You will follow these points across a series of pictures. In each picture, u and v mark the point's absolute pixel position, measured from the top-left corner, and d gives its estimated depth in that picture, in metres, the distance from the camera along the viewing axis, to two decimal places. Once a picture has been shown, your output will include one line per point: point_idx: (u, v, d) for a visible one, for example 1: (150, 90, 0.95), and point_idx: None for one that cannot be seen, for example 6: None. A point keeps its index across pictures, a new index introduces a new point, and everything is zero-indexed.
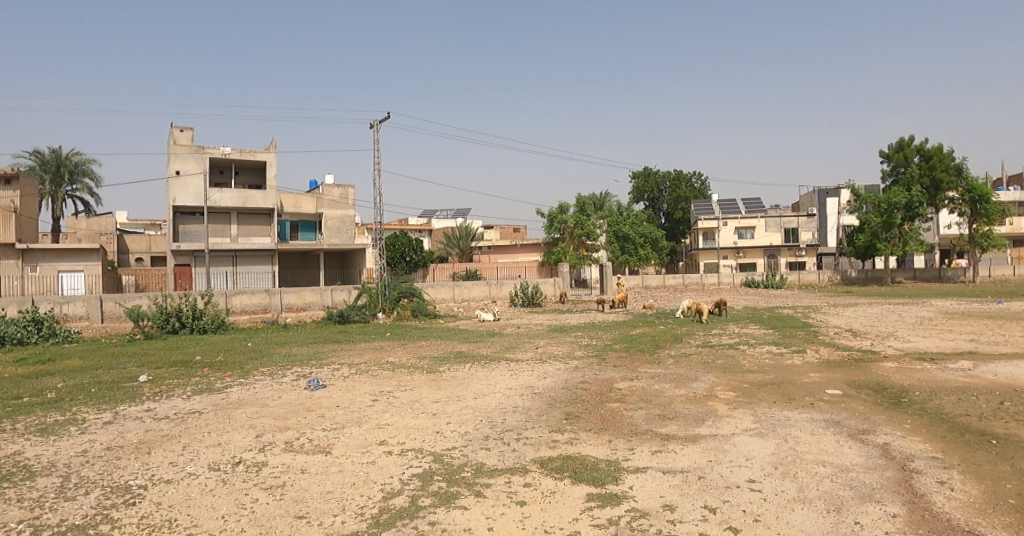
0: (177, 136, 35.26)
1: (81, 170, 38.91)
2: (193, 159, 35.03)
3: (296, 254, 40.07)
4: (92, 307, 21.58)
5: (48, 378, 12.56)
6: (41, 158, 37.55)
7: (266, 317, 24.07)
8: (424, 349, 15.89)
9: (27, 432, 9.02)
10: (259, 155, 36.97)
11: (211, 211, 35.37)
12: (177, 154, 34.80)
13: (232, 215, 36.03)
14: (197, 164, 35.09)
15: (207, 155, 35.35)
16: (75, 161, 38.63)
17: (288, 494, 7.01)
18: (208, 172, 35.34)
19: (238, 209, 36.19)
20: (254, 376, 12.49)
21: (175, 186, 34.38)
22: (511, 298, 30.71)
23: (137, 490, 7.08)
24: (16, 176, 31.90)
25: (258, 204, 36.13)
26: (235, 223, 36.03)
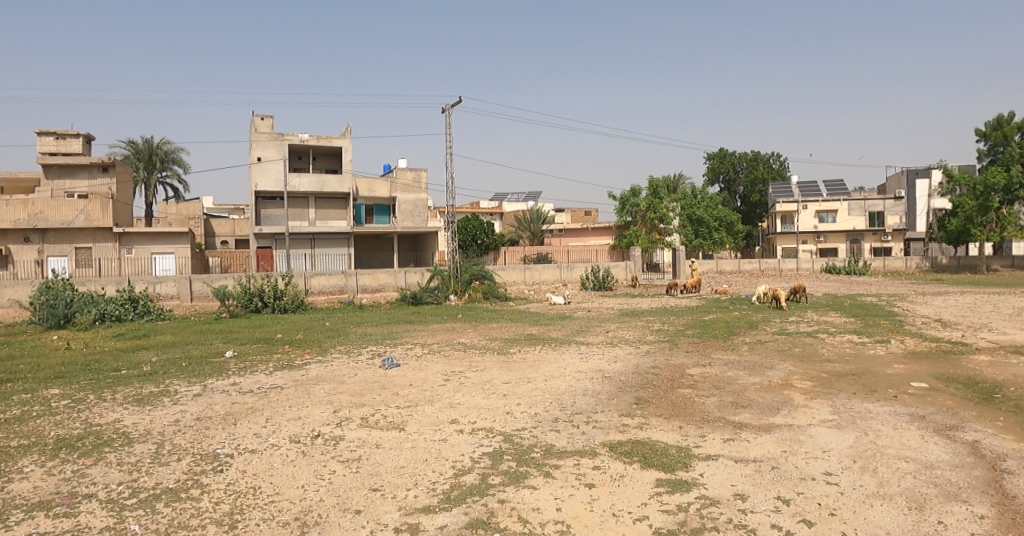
0: (258, 123, 36.74)
1: (171, 158, 41.18)
2: (274, 146, 36.47)
3: (371, 237, 41.16)
4: (182, 287, 22.99)
5: (144, 352, 13.48)
6: (135, 147, 39.95)
7: (342, 297, 24.92)
8: (495, 331, 16.09)
9: (125, 401, 9.69)
10: (336, 141, 38.16)
11: (290, 195, 36.76)
12: (258, 142, 36.32)
13: (310, 200, 37.26)
14: (276, 150, 36.51)
15: (287, 142, 36.71)
16: (165, 149, 40.89)
17: (363, 468, 7.29)
18: (287, 158, 36.73)
19: (316, 194, 37.40)
20: (332, 354, 13.00)
21: (257, 172, 35.95)
22: (582, 282, 30.38)
23: (224, 458, 7.53)
24: (113, 164, 34.19)
25: (334, 188, 37.25)
26: (312, 207, 37.30)
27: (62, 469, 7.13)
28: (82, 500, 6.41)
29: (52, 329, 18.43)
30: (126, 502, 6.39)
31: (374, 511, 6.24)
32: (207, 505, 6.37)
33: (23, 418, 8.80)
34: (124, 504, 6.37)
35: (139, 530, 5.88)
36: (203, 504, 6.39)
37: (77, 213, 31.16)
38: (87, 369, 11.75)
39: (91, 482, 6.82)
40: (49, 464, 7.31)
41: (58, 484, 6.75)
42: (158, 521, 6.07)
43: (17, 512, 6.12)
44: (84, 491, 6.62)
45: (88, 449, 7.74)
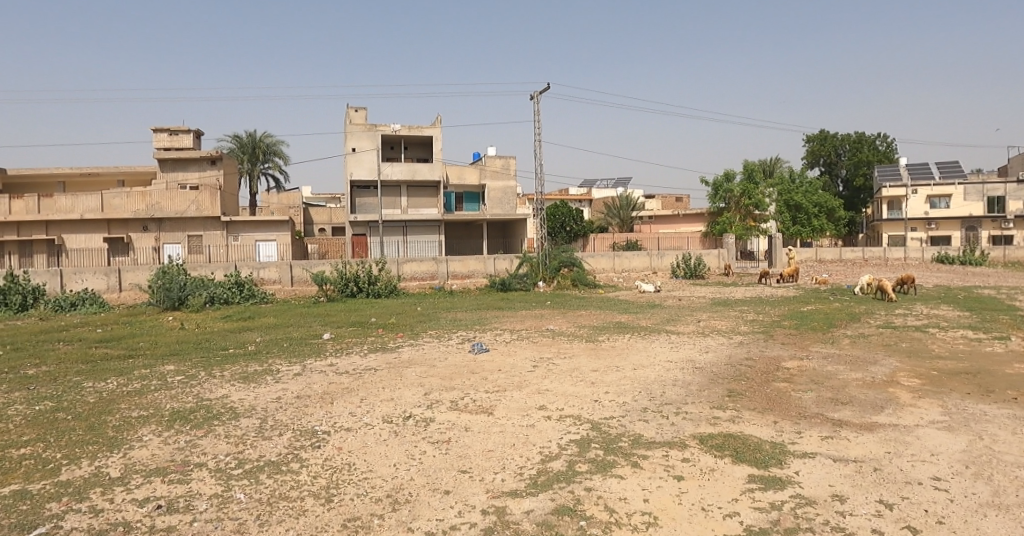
0: (352, 115, 38.17)
1: (271, 150, 43.52)
2: (367, 136, 37.81)
3: (461, 224, 41.82)
4: (283, 273, 24.31)
5: (250, 333, 14.41)
6: (240, 140, 42.51)
7: (433, 283, 25.62)
8: (583, 318, 16.04)
9: (233, 378, 10.39)
10: (426, 131, 39.02)
11: (384, 184, 37.99)
12: (353, 133, 37.72)
13: (402, 188, 38.39)
14: (370, 141, 37.81)
15: (380, 132, 38.00)
16: (266, 142, 43.26)
17: (453, 450, 7.48)
18: (380, 148, 37.98)
19: (408, 183, 38.51)
20: (423, 338, 13.41)
21: (352, 162, 37.42)
22: (673, 270, 29.78)
23: (321, 435, 7.93)
24: (220, 157, 36.55)
25: (425, 176, 38.28)
26: (405, 195, 38.45)
27: (177, 439, 7.74)
28: (195, 468, 6.94)
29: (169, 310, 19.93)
30: (233, 472, 6.86)
31: (463, 492, 6.41)
32: (306, 479, 6.75)
33: (144, 391, 9.61)
34: (232, 474, 6.86)
35: (245, 498, 6.32)
36: (303, 478, 6.77)
37: (189, 204, 33.55)
38: (200, 347, 12.70)
39: (202, 452, 7.37)
40: (165, 434, 7.95)
41: (173, 453, 7.34)
42: (261, 491, 6.49)
43: (138, 476, 6.72)
44: (196, 460, 7.16)
45: (200, 421, 8.36)
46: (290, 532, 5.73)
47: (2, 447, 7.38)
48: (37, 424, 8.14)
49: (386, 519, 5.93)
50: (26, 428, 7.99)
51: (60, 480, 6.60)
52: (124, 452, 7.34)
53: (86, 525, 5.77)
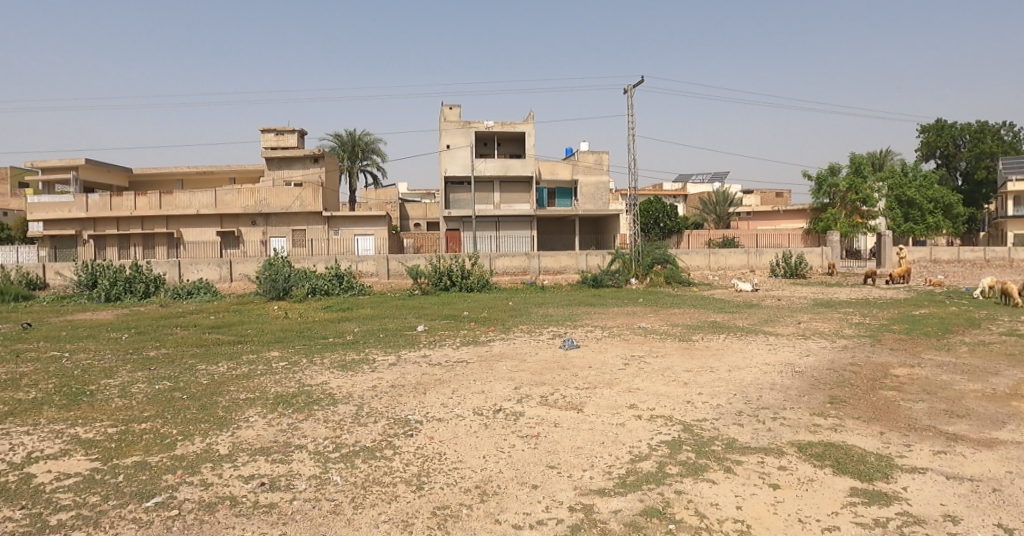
0: (446, 113, 39.07)
1: (370, 148, 45.31)
2: (461, 133, 38.64)
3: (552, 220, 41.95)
4: (380, 266, 25.30)
5: (349, 323, 15.10)
6: (341, 139, 44.52)
7: (525, 278, 25.94)
8: (676, 317, 15.69)
9: (333, 366, 10.92)
10: (519, 127, 39.46)
11: (476, 180, 38.64)
12: (448, 130, 38.67)
13: (495, 184, 38.88)
14: (464, 138, 38.66)
15: (473, 129, 38.75)
16: (365, 141, 45.06)
17: (541, 445, 7.54)
18: (473, 145, 38.77)
19: (501, 179, 38.97)
20: (514, 332, 13.57)
21: (447, 159, 38.34)
22: (772, 268, 28.49)
23: (414, 424, 8.20)
24: (322, 155, 38.44)
25: (518, 172, 38.68)
26: (498, 191, 38.94)
27: (279, 421, 8.24)
28: (297, 449, 7.37)
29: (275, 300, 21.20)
30: (332, 455, 7.24)
31: (550, 488, 6.44)
32: (399, 465, 7.01)
33: (251, 375, 10.28)
34: (331, 456, 7.23)
35: (341, 481, 6.64)
36: (396, 464, 7.04)
37: (294, 200, 35.48)
38: (303, 336, 13.45)
39: (303, 435, 7.80)
40: (269, 416, 8.47)
41: (276, 434, 7.81)
42: (357, 474, 6.81)
43: (244, 455, 7.21)
44: (298, 442, 7.60)
45: (302, 405, 8.85)
46: (382, 516, 5.98)
47: (127, 421, 8.12)
48: (158, 402, 8.89)
49: (474, 510, 6.07)
50: (148, 404, 8.74)
51: (176, 454, 7.19)
52: (232, 430, 7.89)
53: (198, 497, 6.27)
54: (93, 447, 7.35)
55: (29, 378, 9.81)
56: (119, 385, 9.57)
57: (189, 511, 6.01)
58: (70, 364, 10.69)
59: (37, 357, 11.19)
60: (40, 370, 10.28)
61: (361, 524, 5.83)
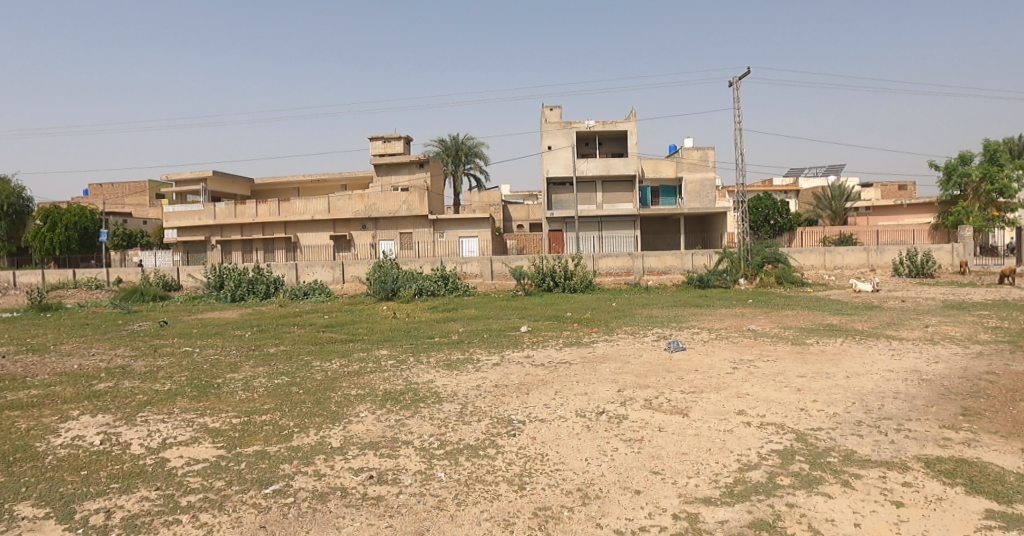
0: (547, 114, 39.22)
1: (473, 152, 46.30)
2: (562, 134, 38.67)
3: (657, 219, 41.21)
4: (484, 267, 25.85)
5: (454, 323, 15.45)
6: (445, 144, 45.80)
7: (629, 279, 25.72)
8: (789, 319, 14.85)
9: (438, 365, 11.20)
10: (621, 125, 39.04)
11: (579, 180, 38.48)
12: (549, 131, 38.80)
13: (597, 184, 38.65)
14: (565, 138, 38.65)
15: (574, 129, 38.71)
16: (468, 145, 46.07)
17: (645, 449, 7.33)
18: (575, 145, 38.61)
19: (603, 178, 38.61)
20: (618, 333, 13.35)
21: (548, 159, 38.43)
22: (895, 267, 26.44)
23: (517, 424, 8.23)
24: (427, 160, 39.71)
25: (620, 171, 38.10)
26: (600, 191, 38.67)
27: (388, 417, 8.52)
28: (405, 445, 7.60)
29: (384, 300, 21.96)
30: (437, 451, 7.41)
31: (653, 493, 6.25)
32: (501, 464, 7.06)
33: (361, 372, 10.73)
34: (436, 453, 7.40)
35: (445, 478, 6.77)
36: (499, 463, 7.08)
37: (402, 204, 36.90)
38: (411, 335, 13.89)
39: (411, 431, 8.04)
40: (378, 412, 8.79)
41: (384, 429, 8.08)
42: (460, 471, 6.92)
43: (354, 448, 7.51)
44: (405, 438, 7.83)
45: (409, 402, 9.13)
46: (484, 514, 6.03)
47: (250, 413, 8.70)
48: (277, 395, 9.48)
49: (575, 512, 5.99)
50: (268, 398, 9.33)
51: (293, 445, 7.61)
52: (344, 425, 8.25)
53: (311, 486, 6.60)
54: (219, 436, 7.92)
55: (165, 371, 10.76)
56: (242, 378, 10.29)
57: (304, 500, 6.33)
58: (200, 358, 11.63)
59: (173, 351, 12.25)
60: (175, 364, 11.26)
61: (463, 521, 5.91)
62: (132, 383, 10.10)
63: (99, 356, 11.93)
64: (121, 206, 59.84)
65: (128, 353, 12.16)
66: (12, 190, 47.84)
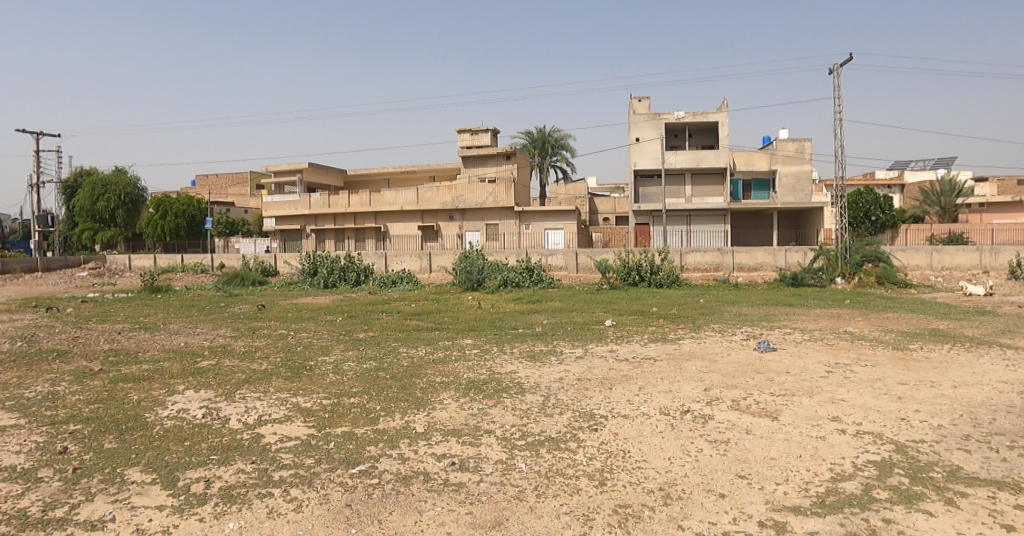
0: (636, 106, 38.52)
1: (559, 144, 46.16)
2: (651, 126, 37.85)
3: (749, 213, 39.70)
4: (569, 260, 25.85)
5: (538, 315, 15.46)
6: (532, 136, 45.91)
7: (718, 275, 25.04)
8: (891, 322, 13.90)
9: (522, 356, 11.24)
10: (712, 116, 37.78)
11: (667, 173, 37.71)
12: (637, 123, 38.07)
13: (687, 177, 37.75)
14: (654, 130, 37.82)
15: (664, 120, 37.79)
16: (555, 137, 45.97)
17: (731, 452, 7.06)
18: (664, 137, 37.73)
19: (692, 171, 37.67)
20: (705, 331, 12.93)
21: (636, 151, 37.76)
22: (1011, 270, 24.08)
23: (600, 418, 8.13)
24: (514, 153, 39.78)
25: (711, 164, 37.01)
26: (689, 183, 37.77)
27: (471, 405, 8.63)
28: (487, 434, 7.67)
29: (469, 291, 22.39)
30: (518, 441, 7.43)
31: (739, 498, 6.00)
32: (583, 459, 6.98)
33: (446, 360, 10.92)
34: (517, 443, 7.41)
35: (525, 468, 6.77)
36: (580, 458, 7.01)
37: (488, 196, 37.17)
38: (495, 325, 14.02)
39: (493, 420, 8.10)
40: (462, 400, 8.91)
41: (467, 417, 8.19)
42: (541, 463, 6.90)
43: (438, 434, 7.64)
44: (488, 427, 7.90)
45: (492, 391, 9.20)
46: (564, 507, 5.99)
47: (339, 395, 9.04)
48: (365, 379, 9.79)
49: (656, 512, 5.85)
50: (357, 381, 9.66)
51: (379, 428, 7.84)
52: (428, 411, 8.42)
53: (395, 469, 6.77)
54: (310, 415, 8.26)
55: (262, 351, 11.37)
56: (332, 361, 10.72)
57: (388, 482, 6.51)
58: (294, 341, 12.21)
59: (269, 334, 12.92)
60: (272, 345, 11.88)
61: (542, 512, 5.89)
62: (232, 361, 10.73)
63: (203, 335, 12.76)
64: (224, 196, 63.75)
65: (229, 333, 12.93)
66: (129, 181, 51.92)
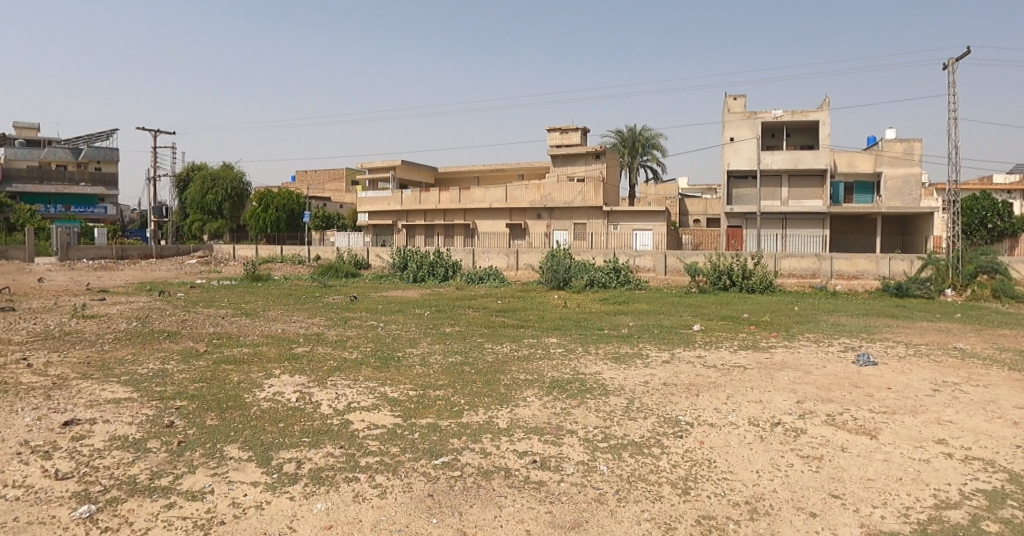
0: (731, 104, 37.27)
1: (651, 143, 45.36)
2: (747, 125, 36.58)
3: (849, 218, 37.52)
4: (658, 262, 25.38)
5: (624, 316, 15.26)
6: (622, 136, 45.39)
7: (814, 282, 23.86)
8: (1011, 339, 12.76)
9: (606, 357, 11.10)
10: (812, 115, 36.08)
11: (763, 174, 36.31)
12: (732, 121, 36.87)
13: (783, 178, 36.19)
14: (749, 130, 36.55)
15: (760, 120, 36.45)
16: (646, 136, 45.24)
17: (825, 469, 6.67)
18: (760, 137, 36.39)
19: (789, 172, 36.07)
20: (800, 340, 12.33)
21: (730, 151, 36.65)
22: None
23: (685, 425, 7.90)
24: (604, 152, 39.42)
25: (810, 164, 35.32)
26: (786, 185, 36.20)
27: (554, 405, 8.59)
28: (568, 434, 7.61)
29: (555, 289, 22.47)
30: (599, 444, 7.33)
31: (831, 519, 5.67)
32: (665, 466, 6.79)
33: (530, 357, 10.96)
34: (599, 445, 7.32)
35: (607, 471, 6.67)
36: (662, 464, 6.83)
37: (577, 195, 36.81)
38: (580, 325, 13.95)
39: (575, 421, 8.03)
40: (545, 398, 8.89)
41: (550, 416, 8.16)
42: (623, 467, 6.77)
43: (520, 431, 7.66)
44: (569, 427, 7.85)
45: (575, 391, 9.14)
46: (644, 514, 5.85)
47: (425, 387, 9.23)
48: (450, 372, 9.96)
49: (741, 526, 5.61)
50: (442, 374, 9.84)
51: (462, 422, 7.94)
52: (511, 408, 8.45)
53: (476, 463, 6.83)
54: (396, 405, 8.48)
55: (354, 341, 11.81)
56: (419, 354, 10.98)
57: (469, 475, 6.57)
58: (384, 332, 12.61)
59: (361, 324, 13.40)
60: (362, 335, 12.32)
61: (622, 517, 5.78)
62: (325, 349, 11.20)
63: (298, 323, 13.41)
64: (321, 192, 66.86)
65: (322, 322, 13.53)
66: (235, 175, 55.44)
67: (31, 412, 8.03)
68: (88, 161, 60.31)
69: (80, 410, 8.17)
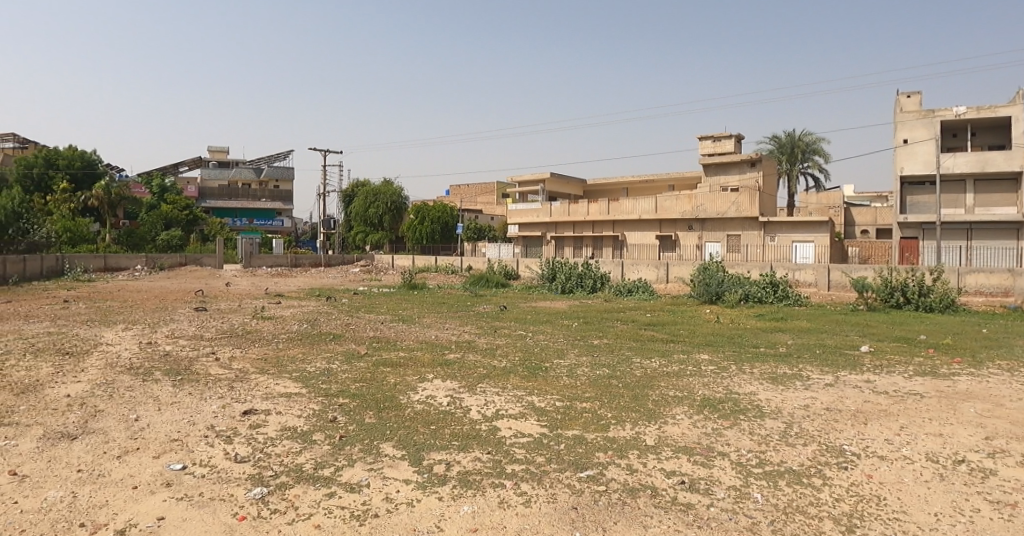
0: (903, 102, 34.02)
1: (812, 148, 42.49)
2: (922, 125, 33.13)
3: None
4: (820, 276, 23.76)
5: (782, 334, 14.37)
6: (780, 142, 42.95)
7: (1007, 300, 21.13)
8: None
9: (762, 377, 10.48)
10: (1002, 111, 32.04)
11: (943, 179, 32.68)
12: (905, 122, 33.57)
13: (968, 183, 32.36)
14: (926, 130, 33.04)
15: (939, 118, 32.82)
16: (806, 141, 42.49)
17: (1020, 518, 5.84)
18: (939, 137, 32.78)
19: (975, 176, 32.17)
20: (990, 368, 10.89)
21: (904, 155, 33.35)
22: None
23: (850, 456, 7.26)
24: (759, 160, 37.65)
25: (1001, 167, 31.26)
26: (971, 191, 32.32)
27: (704, 424, 8.26)
28: (718, 457, 7.26)
29: (707, 303, 21.77)
30: (753, 469, 6.94)
31: None
32: (827, 498, 6.29)
33: (681, 374, 10.62)
34: (752, 470, 6.93)
35: (761, 500, 6.28)
36: (823, 497, 6.33)
37: (730, 205, 35.43)
38: (734, 342, 13.34)
39: (726, 442, 7.68)
40: (695, 417, 8.58)
41: (700, 436, 7.86)
42: (779, 497, 6.35)
43: (668, 450, 7.45)
44: (720, 448, 7.51)
45: (728, 412, 8.73)
46: None
47: (572, 398, 9.26)
48: (598, 385, 9.91)
49: None
50: (590, 387, 9.82)
51: (609, 436, 7.86)
52: (659, 425, 8.23)
53: (623, 479, 6.72)
54: (544, 415, 8.58)
55: (503, 349, 12.12)
56: (567, 365, 11.03)
57: (614, 491, 6.47)
58: (532, 342, 12.83)
59: (509, 333, 13.72)
60: (511, 344, 12.62)
61: None
62: (475, 357, 11.58)
63: (450, 330, 13.99)
64: (473, 204, 69.61)
65: (473, 330, 14.03)
66: (394, 191, 58.90)
67: (217, 401, 9.05)
68: (269, 179, 66.35)
69: (257, 401, 9.08)
